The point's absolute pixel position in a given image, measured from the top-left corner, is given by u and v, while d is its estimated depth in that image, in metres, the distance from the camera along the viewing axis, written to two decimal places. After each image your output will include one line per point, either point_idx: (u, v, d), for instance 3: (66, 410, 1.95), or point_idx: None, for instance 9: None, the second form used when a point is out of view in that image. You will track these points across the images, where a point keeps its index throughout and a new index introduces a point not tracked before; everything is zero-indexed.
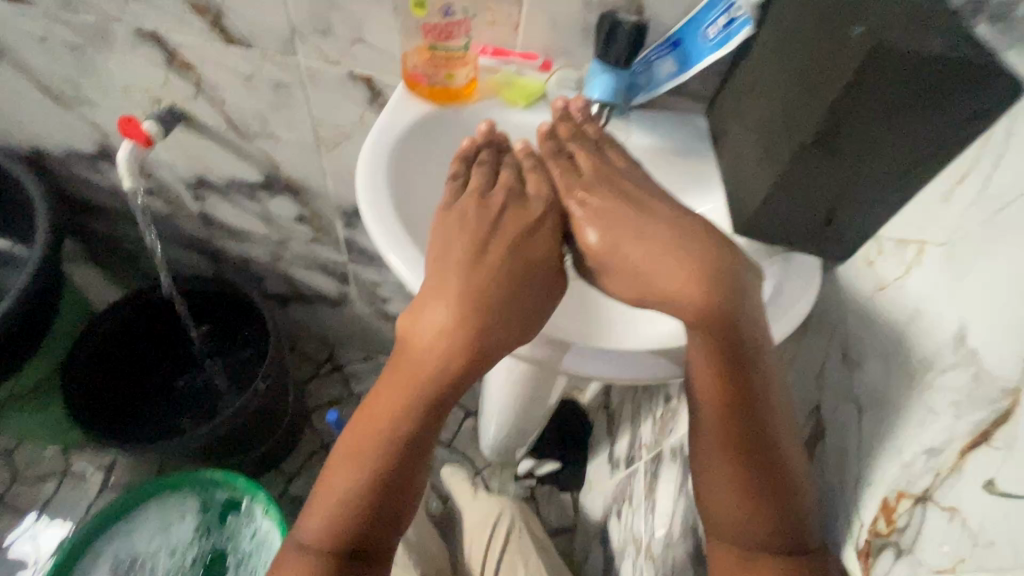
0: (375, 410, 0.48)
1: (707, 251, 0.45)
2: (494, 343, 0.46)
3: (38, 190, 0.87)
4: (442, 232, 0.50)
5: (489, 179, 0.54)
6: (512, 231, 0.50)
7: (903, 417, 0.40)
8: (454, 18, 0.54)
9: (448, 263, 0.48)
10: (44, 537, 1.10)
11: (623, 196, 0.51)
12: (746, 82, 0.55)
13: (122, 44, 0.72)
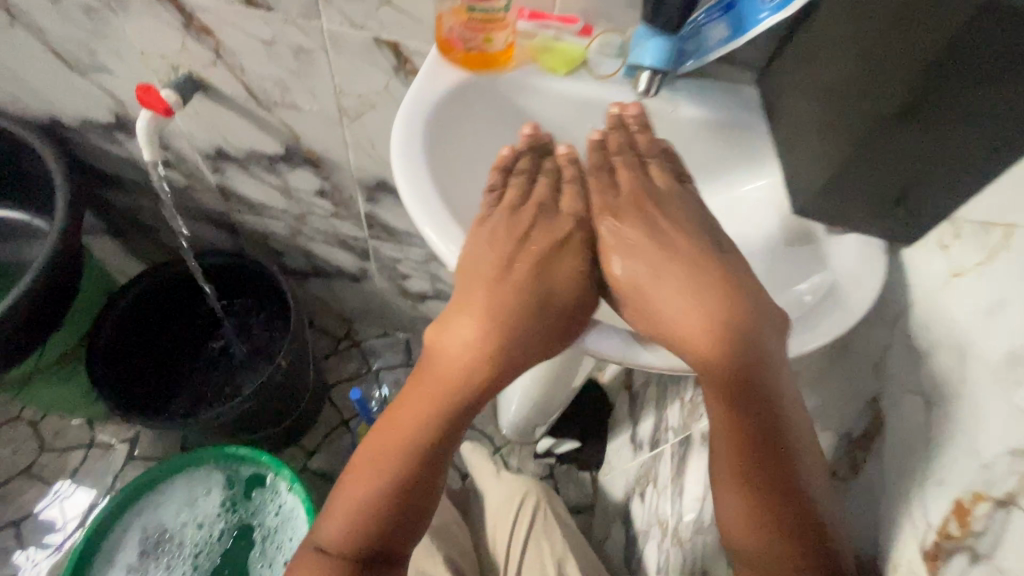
0: (398, 419, 0.47)
1: (721, 304, 0.43)
2: (520, 358, 0.46)
3: (56, 162, 0.85)
4: (474, 242, 0.47)
5: (524, 194, 0.50)
6: (539, 248, 0.48)
7: (984, 412, 0.37)
8: None
9: (476, 273, 0.46)
10: (71, 501, 1.12)
11: (651, 229, 0.48)
12: (806, 45, 0.50)
13: (137, 7, 0.69)
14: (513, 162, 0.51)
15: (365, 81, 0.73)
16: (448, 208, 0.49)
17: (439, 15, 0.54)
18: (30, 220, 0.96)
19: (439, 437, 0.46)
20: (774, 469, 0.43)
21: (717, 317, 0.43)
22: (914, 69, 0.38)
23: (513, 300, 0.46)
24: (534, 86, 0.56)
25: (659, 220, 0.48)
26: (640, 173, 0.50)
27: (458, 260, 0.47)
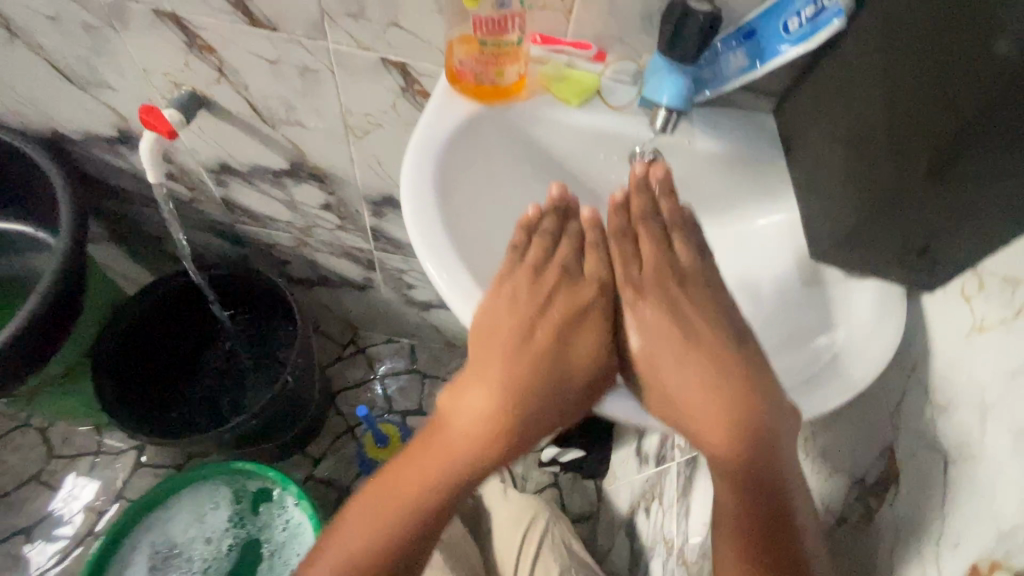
0: (399, 478, 0.46)
1: (743, 399, 0.43)
2: (532, 434, 0.46)
3: (59, 177, 0.84)
4: (491, 308, 0.46)
5: (545, 255, 0.48)
6: (559, 318, 0.47)
7: (1003, 475, 0.36)
8: (507, 11, 0.49)
9: (494, 341, 0.46)
10: (77, 495, 1.14)
11: (676, 310, 0.47)
12: (827, 82, 0.49)
13: (139, 26, 0.67)
14: (537, 222, 0.49)
15: (371, 100, 0.71)
16: (461, 255, 0.48)
17: (451, 43, 0.53)
18: (32, 232, 0.95)
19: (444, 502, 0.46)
20: (780, 548, 0.41)
21: (733, 408, 0.43)
22: (956, 116, 0.36)
23: (530, 371, 0.45)
24: (545, 117, 0.55)
25: (682, 301, 0.47)
26: (666, 245, 0.48)
27: (473, 319, 0.46)
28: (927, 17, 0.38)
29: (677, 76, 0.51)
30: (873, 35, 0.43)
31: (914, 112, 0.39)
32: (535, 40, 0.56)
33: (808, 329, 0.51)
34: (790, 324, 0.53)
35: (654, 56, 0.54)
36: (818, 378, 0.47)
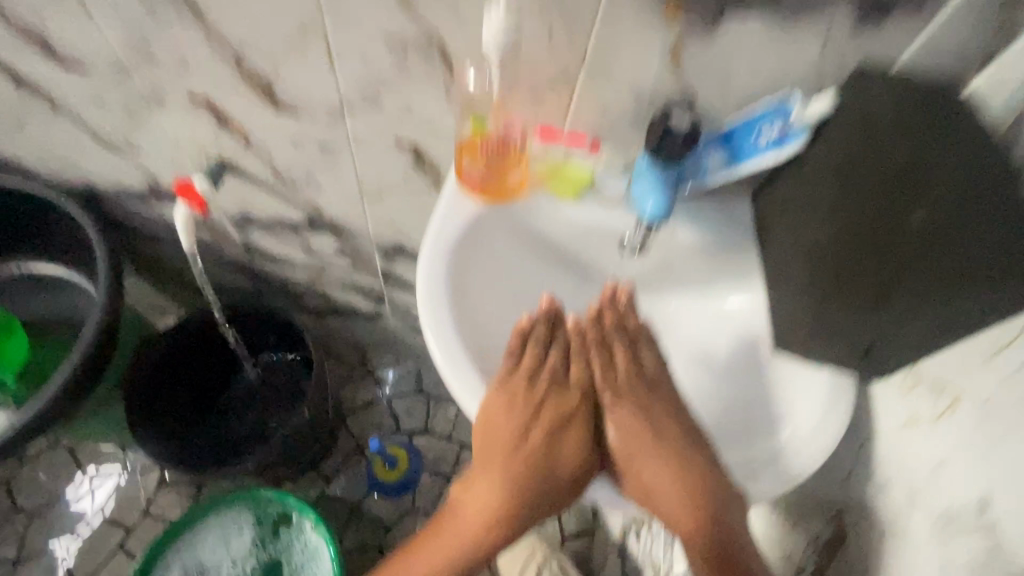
0: (427, 557, 0.59)
1: (700, 487, 0.54)
2: (533, 516, 0.57)
3: (94, 230, 0.90)
4: (491, 417, 0.54)
5: (537, 363, 0.56)
6: (549, 422, 0.55)
7: (926, 547, 0.46)
8: (512, 133, 0.59)
9: (497, 447, 0.55)
10: (97, 490, 1.24)
11: (645, 410, 0.56)
12: (789, 192, 0.56)
13: (173, 108, 0.73)
14: (529, 330, 0.56)
15: (385, 170, 0.78)
16: (467, 348, 0.56)
17: (458, 146, 0.59)
18: (66, 275, 1.00)
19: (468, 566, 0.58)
20: None
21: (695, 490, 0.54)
22: (895, 258, 0.46)
23: (531, 466, 0.55)
24: (544, 212, 0.62)
25: (649, 399, 0.56)
26: (636, 352, 0.56)
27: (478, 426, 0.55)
28: (867, 178, 0.47)
29: (660, 190, 0.56)
30: (824, 169, 0.51)
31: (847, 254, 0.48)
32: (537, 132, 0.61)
33: (748, 408, 0.59)
34: (732, 395, 0.61)
35: (639, 155, 0.59)
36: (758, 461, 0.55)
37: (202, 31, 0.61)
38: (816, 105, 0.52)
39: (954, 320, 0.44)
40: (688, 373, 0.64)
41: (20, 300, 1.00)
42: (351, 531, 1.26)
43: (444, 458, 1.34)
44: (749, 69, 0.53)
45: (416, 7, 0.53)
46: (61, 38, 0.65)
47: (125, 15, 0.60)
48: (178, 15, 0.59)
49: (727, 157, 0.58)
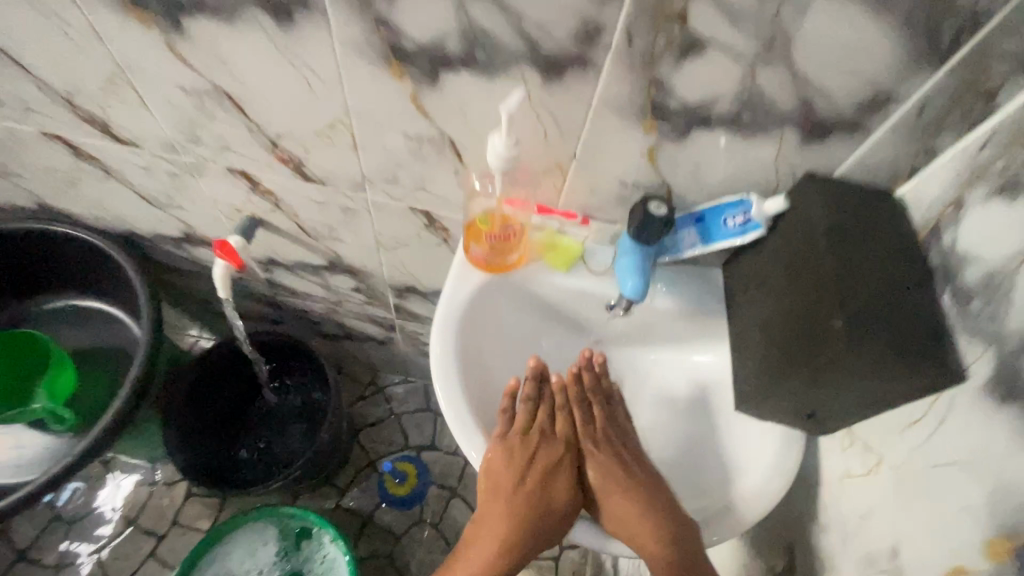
0: None
1: (671, 525, 0.62)
2: (528, 552, 0.65)
3: (135, 272, 0.99)
4: (492, 466, 0.64)
5: (529, 417, 0.67)
6: (541, 468, 0.65)
7: None
8: (511, 230, 0.68)
9: (497, 491, 0.64)
10: (118, 491, 1.34)
11: (620, 455, 0.66)
12: (750, 274, 0.65)
13: (214, 176, 0.82)
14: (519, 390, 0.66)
15: (401, 228, 0.87)
16: (472, 407, 0.65)
17: (467, 227, 0.68)
18: (108, 308, 1.10)
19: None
20: None
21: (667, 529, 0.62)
22: (824, 350, 0.51)
23: (526, 508, 0.64)
24: (542, 279, 0.71)
25: (622, 447, 0.67)
26: (609, 406, 0.69)
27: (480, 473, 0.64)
28: (802, 281, 0.56)
29: (638, 275, 0.65)
30: (780, 259, 0.60)
31: (789, 337, 0.56)
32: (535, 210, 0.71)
33: (699, 452, 0.70)
34: (687, 440, 0.71)
35: (621, 237, 0.69)
36: (707, 504, 0.66)
37: (244, 121, 0.70)
38: (771, 204, 0.61)
39: (872, 400, 0.51)
40: (645, 415, 0.74)
41: (64, 329, 1.11)
42: (363, 540, 1.35)
43: (450, 472, 1.44)
44: (716, 168, 0.62)
45: (431, 113, 0.62)
46: (120, 122, 0.75)
47: (178, 108, 0.70)
48: (223, 110, 0.68)
49: (701, 236, 0.66)
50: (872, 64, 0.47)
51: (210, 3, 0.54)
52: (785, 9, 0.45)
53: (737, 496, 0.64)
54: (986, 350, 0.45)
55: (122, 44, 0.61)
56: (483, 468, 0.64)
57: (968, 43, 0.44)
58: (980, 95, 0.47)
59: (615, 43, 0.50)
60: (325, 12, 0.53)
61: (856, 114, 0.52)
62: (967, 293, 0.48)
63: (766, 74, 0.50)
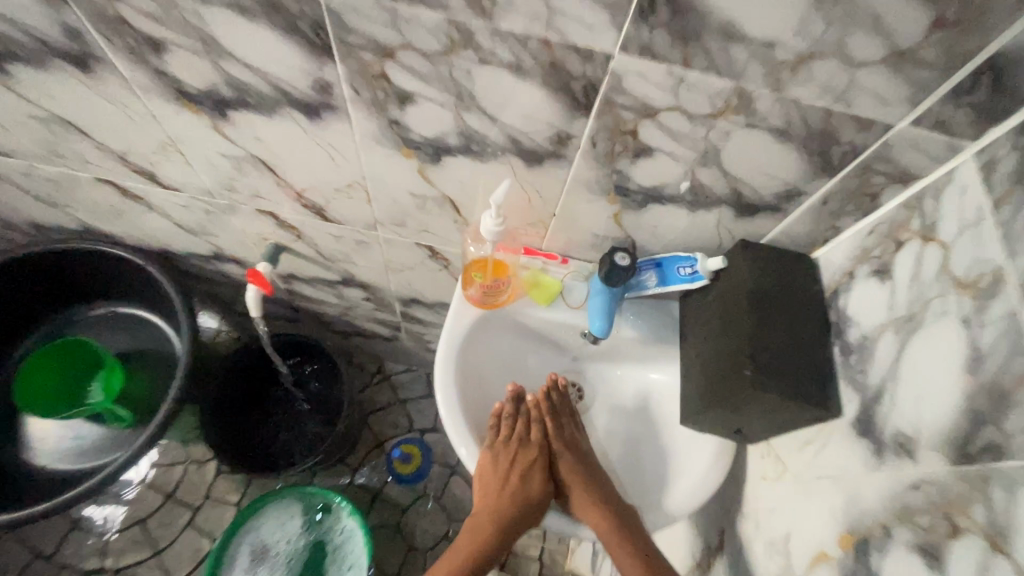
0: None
1: (621, 510, 0.78)
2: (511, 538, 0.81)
3: (171, 286, 1.12)
4: (483, 465, 0.80)
5: (511, 428, 0.82)
6: (520, 467, 0.82)
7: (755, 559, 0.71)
8: (499, 284, 0.81)
9: (487, 487, 0.80)
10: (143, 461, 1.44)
11: (581, 457, 0.83)
12: (695, 311, 0.79)
13: (244, 213, 0.95)
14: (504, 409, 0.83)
15: (407, 256, 0.99)
16: (467, 421, 0.80)
17: (467, 267, 0.81)
18: (145, 313, 1.25)
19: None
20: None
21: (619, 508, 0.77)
22: (738, 392, 0.64)
23: (510, 499, 0.80)
24: (527, 311, 0.84)
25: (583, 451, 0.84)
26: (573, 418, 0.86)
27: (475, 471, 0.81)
28: (727, 328, 0.69)
29: (603, 319, 0.79)
30: (716, 306, 0.73)
31: (714, 374, 0.70)
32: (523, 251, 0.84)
33: (644, 456, 0.85)
34: (636, 444, 0.87)
35: (594, 276, 0.82)
36: (651, 497, 0.82)
37: (274, 177, 0.82)
38: (712, 261, 0.74)
39: (769, 422, 0.66)
40: (602, 422, 0.90)
41: (107, 335, 1.25)
42: (374, 512, 1.51)
43: (450, 452, 1.61)
44: (669, 230, 0.75)
45: (434, 181, 0.75)
46: (165, 172, 0.86)
47: (218, 166, 0.81)
48: (257, 170, 0.81)
49: (659, 278, 0.78)
50: (783, 171, 0.60)
51: (251, 102, 0.66)
52: (712, 133, 0.57)
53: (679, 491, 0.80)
54: (854, 396, 0.60)
55: (173, 123, 0.73)
56: (476, 467, 0.80)
57: (852, 163, 0.57)
58: (865, 196, 0.60)
59: (582, 145, 0.63)
60: (347, 113, 0.64)
61: (776, 201, 0.65)
62: (850, 348, 0.62)
63: (703, 171, 0.63)
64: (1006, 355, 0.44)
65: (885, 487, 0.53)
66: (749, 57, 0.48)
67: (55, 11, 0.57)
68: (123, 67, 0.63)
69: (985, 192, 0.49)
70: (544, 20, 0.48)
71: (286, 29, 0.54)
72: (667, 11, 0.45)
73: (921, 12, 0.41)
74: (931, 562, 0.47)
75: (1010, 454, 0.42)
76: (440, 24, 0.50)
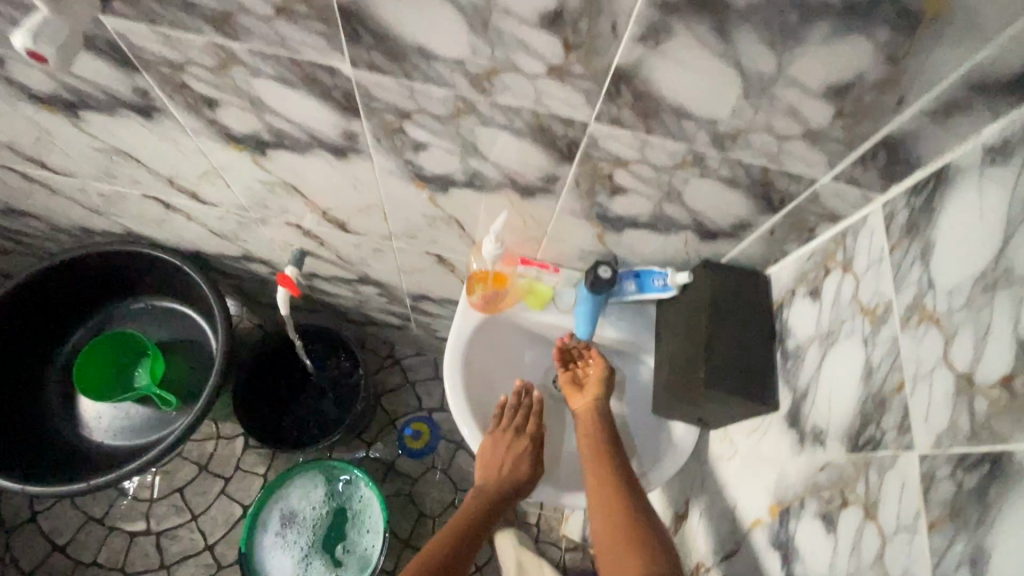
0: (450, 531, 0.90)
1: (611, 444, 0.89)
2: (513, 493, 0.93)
3: (206, 285, 1.24)
4: (487, 445, 0.94)
5: (512, 413, 0.96)
6: (520, 442, 0.95)
7: (711, 523, 0.86)
8: (498, 297, 0.95)
9: (491, 456, 0.94)
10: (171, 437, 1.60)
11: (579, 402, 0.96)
12: (667, 315, 0.91)
13: (274, 225, 1.07)
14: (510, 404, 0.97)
15: (418, 261, 1.12)
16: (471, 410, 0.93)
17: (471, 279, 0.93)
18: (181, 307, 1.38)
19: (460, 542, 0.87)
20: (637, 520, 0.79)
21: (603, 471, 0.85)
22: (695, 389, 0.77)
23: (509, 463, 0.93)
24: (523, 315, 0.97)
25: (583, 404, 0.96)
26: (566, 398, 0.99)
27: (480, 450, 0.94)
28: (690, 334, 0.81)
29: (587, 325, 0.92)
30: (683, 314, 0.85)
31: (677, 372, 0.83)
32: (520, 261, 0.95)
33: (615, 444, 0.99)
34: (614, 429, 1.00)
35: (581, 285, 0.94)
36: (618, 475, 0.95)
37: (303, 198, 0.94)
38: (681, 275, 0.86)
39: (722, 413, 0.79)
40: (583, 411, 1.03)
41: (147, 325, 1.38)
42: (388, 482, 1.67)
43: (456, 429, 1.77)
44: (645, 248, 0.87)
45: (442, 205, 0.87)
46: (206, 192, 0.98)
47: (253, 189, 0.93)
48: (288, 193, 0.93)
49: (638, 286, 0.90)
50: (735, 208, 0.72)
51: (287, 144, 0.77)
52: (674, 180, 0.68)
53: (652, 469, 0.94)
54: (788, 394, 0.74)
55: (218, 156, 0.84)
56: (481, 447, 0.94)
57: (789, 204, 0.69)
58: (803, 229, 0.72)
59: (568, 184, 0.74)
60: (369, 154, 0.76)
61: (731, 229, 0.77)
62: (789, 354, 0.75)
63: (669, 206, 0.74)
64: (888, 370, 0.56)
65: (802, 468, 0.67)
66: (698, 129, 0.59)
67: (129, 76, 0.68)
68: (179, 116, 0.75)
69: (887, 238, 0.61)
70: (532, 99, 0.59)
71: (321, 96, 0.65)
72: (630, 96, 0.56)
73: (827, 105, 0.52)
74: (829, 525, 0.60)
75: (884, 446, 0.55)
76: (448, 98, 0.62)
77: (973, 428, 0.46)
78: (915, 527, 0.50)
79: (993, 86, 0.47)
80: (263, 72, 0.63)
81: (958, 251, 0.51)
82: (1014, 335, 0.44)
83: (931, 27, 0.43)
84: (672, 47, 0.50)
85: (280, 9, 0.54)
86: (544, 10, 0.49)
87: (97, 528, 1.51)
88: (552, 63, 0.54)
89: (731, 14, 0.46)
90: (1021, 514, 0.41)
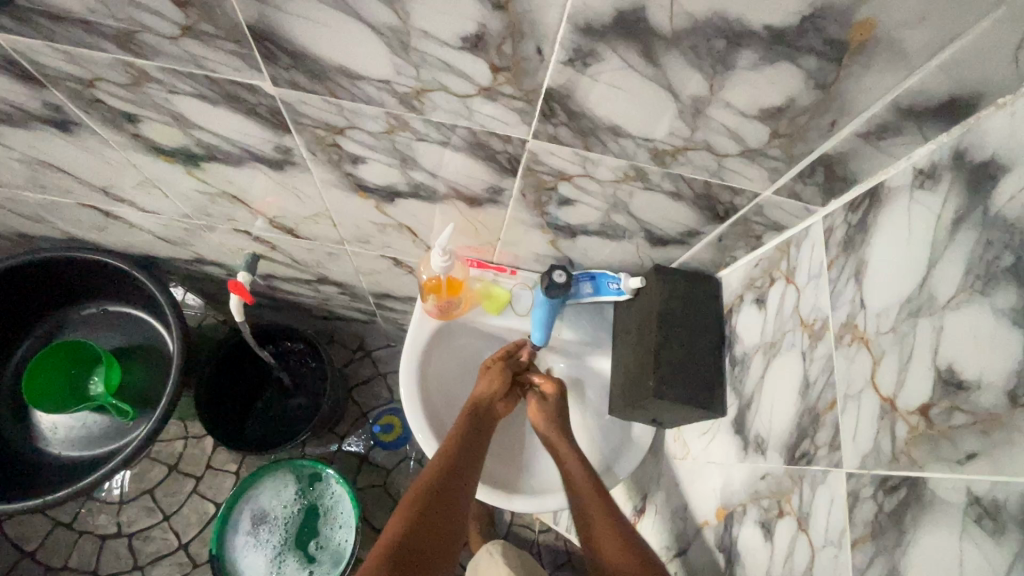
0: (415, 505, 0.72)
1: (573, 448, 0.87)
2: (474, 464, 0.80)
3: (156, 289, 1.13)
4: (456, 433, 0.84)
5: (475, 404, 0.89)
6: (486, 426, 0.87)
7: (665, 517, 0.88)
8: (450, 307, 0.92)
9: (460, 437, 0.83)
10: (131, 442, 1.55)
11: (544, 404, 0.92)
12: (623, 316, 0.90)
13: (221, 231, 1.03)
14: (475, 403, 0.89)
15: (375, 264, 1.08)
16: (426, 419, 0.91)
17: (423, 289, 0.89)
18: (136, 312, 1.32)
19: (419, 538, 0.68)
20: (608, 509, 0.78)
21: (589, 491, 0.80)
22: (643, 395, 0.77)
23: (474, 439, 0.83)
24: (477, 319, 0.94)
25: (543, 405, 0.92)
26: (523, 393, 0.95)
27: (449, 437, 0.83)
28: (642, 339, 0.80)
29: (541, 334, 0.89)
30: (636, 319, 0.84)
31: (630, 379, 0.82)
32: (473, 265, 0.93)
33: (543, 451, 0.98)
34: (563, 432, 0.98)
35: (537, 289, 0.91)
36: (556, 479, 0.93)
37: (245, 207, 0.90)
38: (634, 280, 0.84)
39: (672, 417, 0.79)
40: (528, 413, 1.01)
41: (102, 332, 1.31)
42: (361, 476, 1.51)
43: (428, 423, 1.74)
44: (601, 253, 0.85)
45: (391, 214, 0.83)
46: (143, 200, 0.94)
47: (192, 197, 0.89)
48: (229, 202, 0.89)
49: (594, 288, 0.88)
50: (683, 219, 0.71)
51: (220, 157, 0.73)
52: (619, 192, 0.67)
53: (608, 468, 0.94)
54: (735, 401, 0.75)
55: (147, 167, 0.80)
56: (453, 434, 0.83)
57: (734, 215, 0.68)
58: (751, 236, 0.72)
59: (514, 196, 0.72)
60: (306, 167, 0.73)
61: (682, 238, 0.76)
62: (738, 361, 0.76)
63: (618, 216, 0.73)
64: (822, 387, 0.57)
65: (745, 475, 0.69)
66: (637, 147, 0.57)
67: (38, 92, 0.64)
68: (101, 130, 0.71)
69: (826, 252, 0.61)
70: (465, 117, 0.57)
71: (247, 113, 0.62)
72: (565, 116, 0.54)
73: (762, 126, 0.52)
74: (767, 532, 0.63)
75: (817, 460, 0.56)
76: (379, 115, 0.59)
77: (893, 453, 0.47)
78: (841, 543, 0.52)
79: (921, 112, 0.46)
80: (181, 89, 0.60)
81: (886, 273, 0.52)
82: (933, 364, 0.45)
83: (856, 54, 0.43)
84: (601, 69, 0.48)
85: (185, 28, 0.50)
86: (464, 33, 0.47)
87: (66, 532, 1.34)
88: (480, 83, 0.52)
89: (657, 39, 0.44)
90: (932, 540, 0.43)
